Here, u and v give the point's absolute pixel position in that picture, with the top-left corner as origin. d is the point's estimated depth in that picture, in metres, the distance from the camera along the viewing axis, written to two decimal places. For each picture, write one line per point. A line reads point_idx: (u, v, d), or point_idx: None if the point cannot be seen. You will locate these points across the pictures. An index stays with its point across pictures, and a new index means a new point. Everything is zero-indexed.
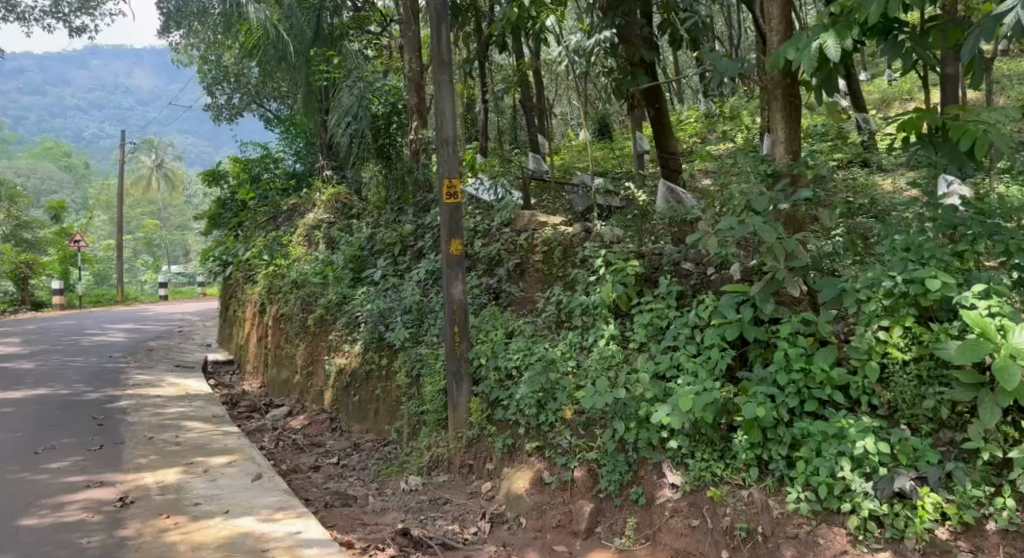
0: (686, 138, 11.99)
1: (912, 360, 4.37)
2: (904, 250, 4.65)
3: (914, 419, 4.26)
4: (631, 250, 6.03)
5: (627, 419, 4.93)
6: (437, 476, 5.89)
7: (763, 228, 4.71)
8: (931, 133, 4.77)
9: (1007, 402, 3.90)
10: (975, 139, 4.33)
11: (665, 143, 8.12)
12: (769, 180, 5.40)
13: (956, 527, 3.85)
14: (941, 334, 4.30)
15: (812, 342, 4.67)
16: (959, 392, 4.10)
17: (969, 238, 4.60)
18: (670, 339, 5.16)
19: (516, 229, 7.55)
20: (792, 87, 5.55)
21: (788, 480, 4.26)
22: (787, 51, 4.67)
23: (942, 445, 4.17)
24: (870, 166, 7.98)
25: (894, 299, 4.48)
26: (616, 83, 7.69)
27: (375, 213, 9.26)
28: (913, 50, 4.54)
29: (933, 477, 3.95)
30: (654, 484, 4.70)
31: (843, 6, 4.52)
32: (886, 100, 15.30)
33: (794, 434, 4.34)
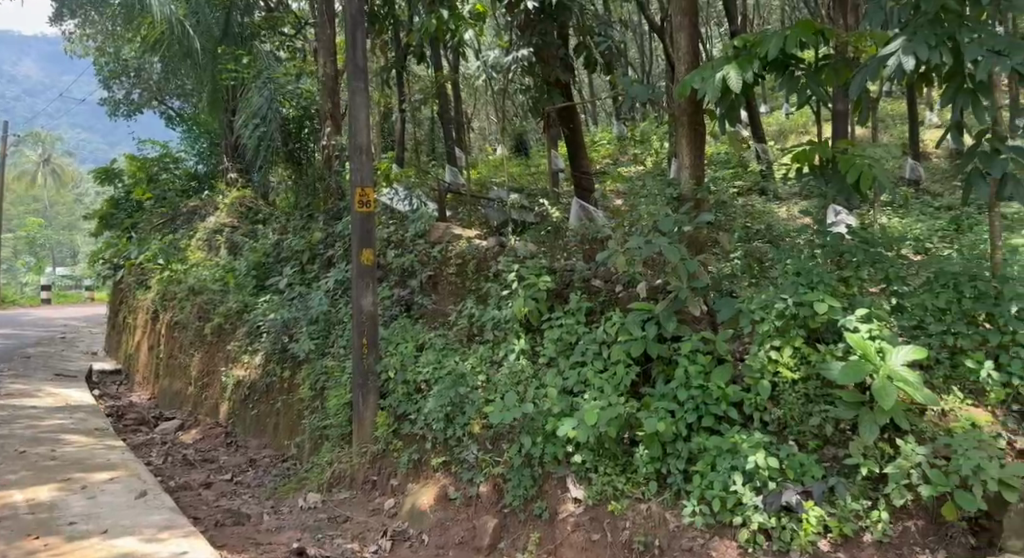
0: (599, 159, 12.31)
1: (800, 379, 4.58)
2: (795, 275, 4.88)
3: (801, 436, 4.46)
4: (544, 266, 6.07)
5: (534, 433, 4.98)
6: (338, 493, 5.74)
7: (668, 249, 4.87)
8: (823, 165, 5.05)
9: (883, 420, 4.13)
10: (860, 173, 4.62)
11: (578, 163, 8.29)
12: (674, 204, 5.61)
13: (836, 539, 4.01)
14: (826, 355, 4.54)
15: (711, 360, 4.81)
16: (841, 410, 4.33)
17: (853, 265, 4.90)
18: (578, 354, 5.22)
19: (430, 241, 7.49)
20: (697, 115, 5.77)
21: (685, 494, 4.39)
22: (693, 80, 4.87)
23: (826, 460, 4.37)
24: (768, 195, 8.42)
25: (785, 320, 4.68)
26: (532, 100, 7.82)
27: (282, 219, 9.04)
28: (807, 87, 4.83)
29: (817, 492, 4.14)
30: (557, 499, 4.75)
31: (744, 41, 4.81)
32: (782, 133, 16.22)
33: (692, 448, 4.49)
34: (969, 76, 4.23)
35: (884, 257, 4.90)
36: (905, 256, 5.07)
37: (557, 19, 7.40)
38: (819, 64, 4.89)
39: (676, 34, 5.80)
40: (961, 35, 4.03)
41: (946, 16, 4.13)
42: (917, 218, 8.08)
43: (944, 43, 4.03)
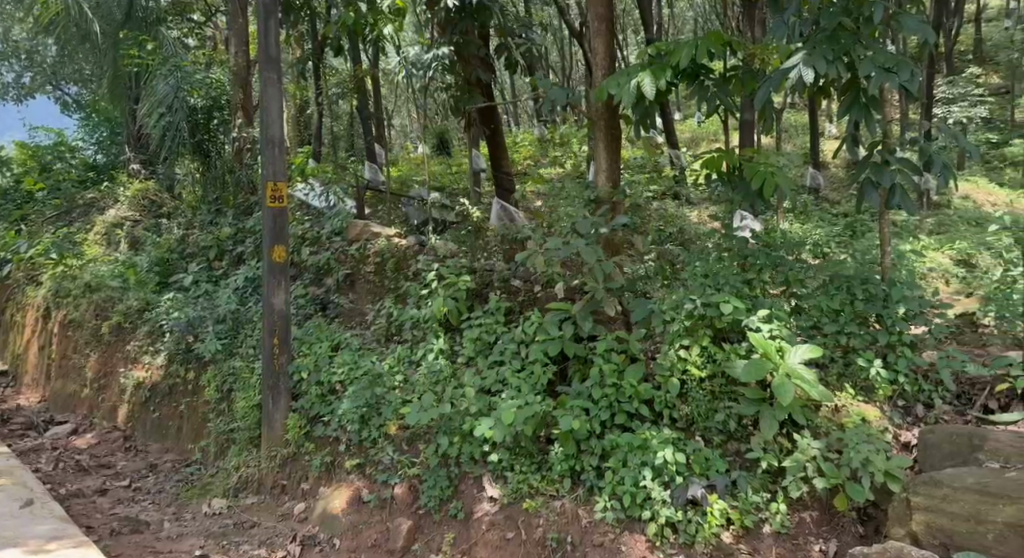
0: (520, 160, 12.39)
1: (707, 377, 4.72)
2: (703, 276, 5.10)
3: (707, 431, 4.63)
4: (464, 266, 6.04)
5: (451, 433, 4.97)
6: (245, 498, 5.56)
7: (585, 249, 4.94)
8: (730, 172, 5.23)
9: (783, 416, 4.31)
10: (764, 180, 4.84)
11: (499, 164, 8.32)
12: (591, 206, 5.66)
13: (738, 531, 4.21)
14: (731, 353, 4.67)
15: (624, 359, 4.91)
16: (745, 406, 4.50)
17: (757, 268, 5.13)
18: (496, 354, 5.24)
19: (347, 238, 7.31)
20: (613, 120, 5.88)
21: (597, 491, 4.48)
22: (609, 85, 4.96)
23: (730, 455, 4.57)
24: (681, 199, 8.70)
25: (693, 320, 4.82)
26: (452, 99, 7.74)
27: (189, 214, 8.68)
28: (716, 96, 5.03)
29: (720, 485, 4.31)
30: (473, 499, 4.75)
31: (658, 50, 4.93)
32: (694, 139, 16.77)
33: (605, 446, 4.57)
34: (863, 90, 4.46)
35: (784, 261, 5.14)
36: (804, 259, 5.31)
37: (477, 19, 7.40)
38: (728, 73, 5.07)
39: (593, 39, 5.90)
40: (855, 51, 4.26)
41: (842, 31, 4.36)
42: (817, 224, 8.52)
43: (840, 58, 4.25)
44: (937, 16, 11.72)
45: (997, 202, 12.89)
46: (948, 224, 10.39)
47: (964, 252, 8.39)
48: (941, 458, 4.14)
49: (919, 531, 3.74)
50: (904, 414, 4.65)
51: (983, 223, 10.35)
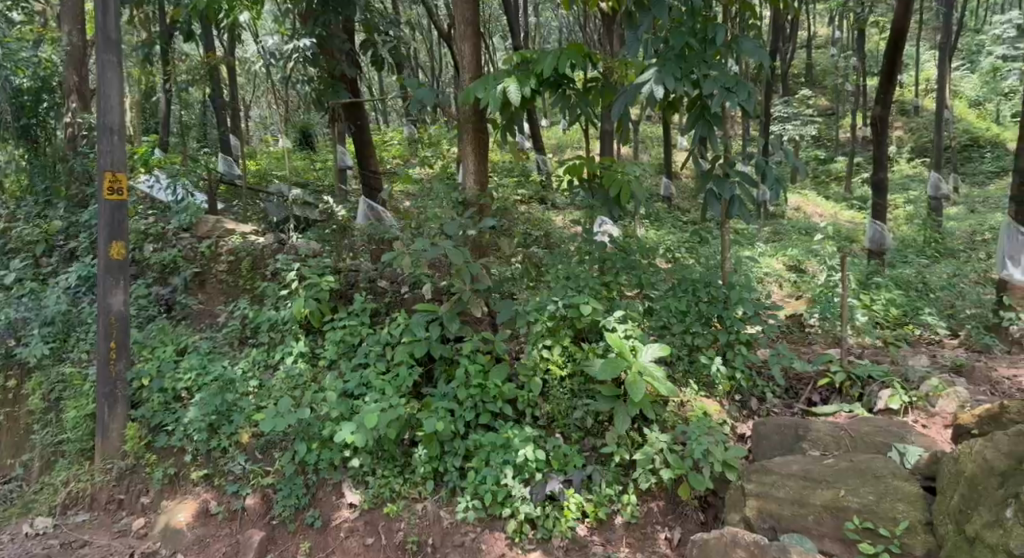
0: (388, 159, 12.26)
1: (567, 376, 4.85)
2: (565, 279, 5.24)
3: (566, 428, 4.77)
4: (327, 265, 5.85)
5: (309, 440, 4.81)
6: (74, 516, 5.07)
7: (452, 251, 4.92)
8: (591, 179, 5.42)
9: (635, 412, 4.50)
10: (621, 188, 5.08)
11: (365, 162, 8.16)
12: (459, 208, 5.66)
13: (592, 523, 4.41)
14: (589, 352, 4.82)
15: (489, 359, 4.95)
16: (600, 403, 4.63)
17: (614, 271, 5.31)
18: (360, 356, 5.12)
19: (196, 235, 6.96)
20: (481, 124, 5.91)
21: (459, 491, 4.54)
22: (476, 88, 4.99)
23: (587, 451, 4.72)
24: (547, 204, 8.94)
25: (555, 321, 4.93)
26: (316, 94, 7.41)
27: (12, 204, 7.86)
28: (577, 104, 5.14)
29: (577, 479, 4.50)
30: (331, 507, 4.65)
31: (523, 57, 5.02)
32: (559, 146, 17.30)
33: (468, 446, 4.62)
34: (706, 108, 4.77)
35: (640, 264, 5.37)
36: (657, 264, 5.55)
37: (341, 13, 7.22)
38: (588, 85, 5.25)
39: (459, 42, 5.91)
40: (700, 70, 4.54)
41: (689, 50, 4.64)
42: (668, 232, 9.05)
43: (687, 76, 4.53)
44: (774, 41, 12.75)
45: (825, 213, 14.22)
46: (783, 233, 11.36)
47: (796, 259, 9.18)
48: (770, 447, 4.50)
49: (753, 516, 3.98)
50: (740, 407, 5.03)
51: (812, 233, 11.38)
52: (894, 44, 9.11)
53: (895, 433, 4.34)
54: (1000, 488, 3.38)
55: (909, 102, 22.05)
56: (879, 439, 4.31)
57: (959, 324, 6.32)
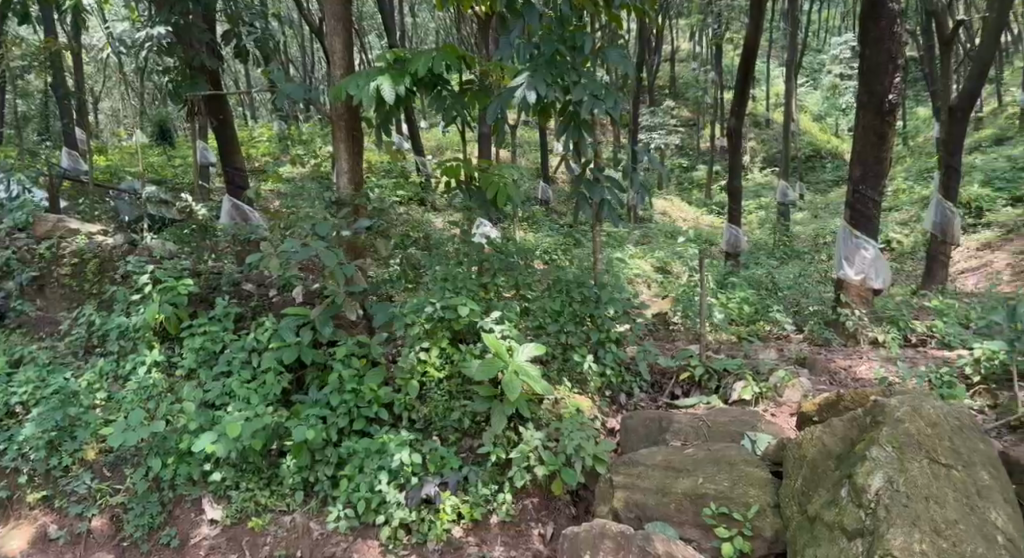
0: (256, 157, 11.75)
1: (445, 377, 4.81)
2: (442, 281, 5.18)
3: (443, 430, 4.73)
4: (185, 267, 5.51)
5: (165, 455, 4.54)
6: None
7: (324, 252, 4.73)
8: (469, 181, 5.42)
9: (511, 411, 4.51)
10: (498, 191, 5.11)
11: (229, 158, 7.75)
12: (332, 208, 5.47)
13: (468, 525, 4.38)
14: (467, 354, 4.78)
15: (365, 364, 4.84)
16: (478, 404, 4.63)
17: (491, 272, 5.36)
18: (223, 364, 4.84)
19: (35, 236, 6.41)
20: (354, 121, 5.72)
21: (330, 500, 4.43)
22: (348, 86, 4.84)
23: (464, 452, 4.71)
24: (425, 206, 8.89)
25: (433, 324, 4.85)
26: (172, 85, 6.96)
27: None
28: (452, 106, 5.13)
29: (453, 481, 4.47)
30: (189, 524, 4.41)
31: (396, 56, 4.92)
32: (437, 149, 17.26)
33: (340, 454, 4.50)
34: (575, 114, 4.89)
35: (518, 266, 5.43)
36: (533, 265, 5.64)
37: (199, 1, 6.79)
38: (464, 86, 5.23)
39: (330, 37, 5.71)
40: (570, 77, 4.66)
41: (560, 56, 4.73)
42: (542, 237, 9.24)
43: (558, 82, 4.64)
44: (640, 51, 13.27)
45: (688, 217, 15.00)
46: (651, 236, 11.89)
47: (663, 260, 9.63)
48: (637, 441, 4.69)
49: (620, 507, 4.15)
50: (610, 402, 5.23)
51: (676, 236, 11.97)
52: (746, 59, 9.72)
53: (747, 421, 4.64)
54: (836, 469, 3.68)
55: (761, 115, 23.66)
56: (733, 428, 4.60)
57: (803, 320, 6.86)
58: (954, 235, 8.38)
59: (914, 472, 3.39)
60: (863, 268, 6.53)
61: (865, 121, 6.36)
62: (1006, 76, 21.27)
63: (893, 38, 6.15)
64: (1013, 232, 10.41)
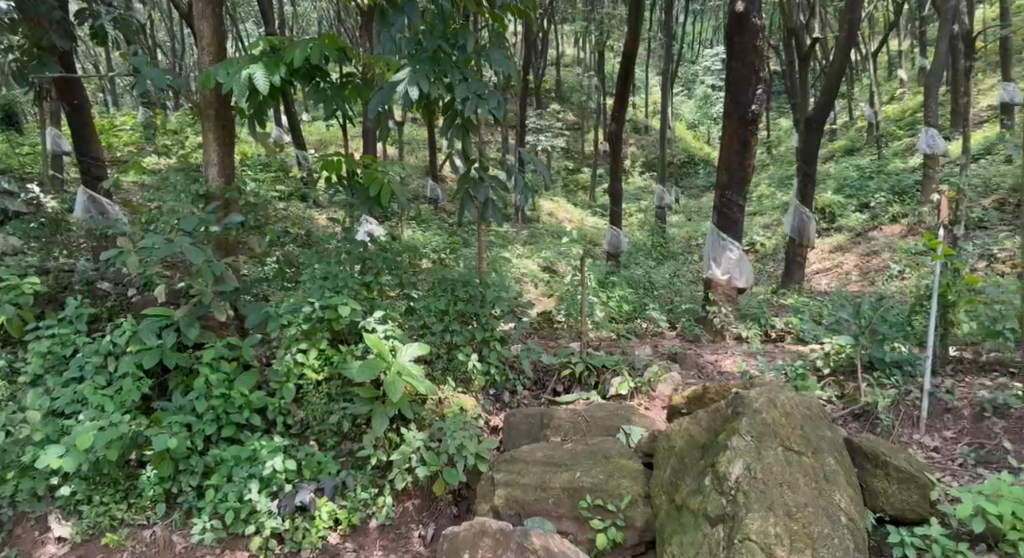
0: (118, 147, 10.97)
1: (324, 380, 4.64)
2: (322, 279, 4.94)
3: (321, 434, 4.59)
4: (31, 265, 5.09)
5: (4, 469, 4.13)
6: None
7: (190, 249, 4.45)
8: (350, 177, 5.28)
9: (392, 412, 4.43)
10: (381, 187, 4.97)
11: (85, 147, 7.18)
12: (199, 201, 5.18)
13: (345, 530, 4.30)
14: (347, 355, 4.64)
15: (236, 367, 4.60)
16: (357, 406, 4.50)
17: (376, 271, 5.14)
18: (73, 370, 4.48)
19: None
20: (224, 111, 5.40)
21: (196, 512, 4.22)
22: (217, 74, 4.60)
23: (342, 456, 4.58)
24: (307, 202, 8.63)
25: (311, 324, 4.67)
26: (17, 65, 6.38)
27: None
28: (332, 99, 4.98)
29: (329, 487, 4.35)
30: (32, 543, 4.08)
31: (268, 45, 4.71)
32: (319, 144, 16.78)
33: (208, 462, 4.28)
34: (458, 114, 4.87)
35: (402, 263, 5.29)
36: (417, 264, 5.54)
37: None
38: (344, 80, 5.09)
39: (197, 21, 5.41)
40: (452, 74, 4.60)
41: (442, 53, 4.66)
42: (427, 237, 9.18)
43: (440, 79, 4.59)
44: (525, 54, 13.45)
45: (573, 219, 15.36)
46: (536, 235, 12.08)
47: (548, 260, 9.80)
48: (517, 437, 4.75)
49: (500, 504, 4.15)
50: (494, 401, 5.26)
51: (561, 236, 12.22)
52: (625, 66, 10.03)
53: (623, 416, 4.78)
54: (701, 458, 3.89)
55: (641, 121, 24.56)
56: (611, 422, 4.73)
57: (676, 317, 7.18)
58: (809, 238, 9.02)
59: (769, 459, 3.62)
60: (728, 267, 6.90)
61: (730, 129, 6.73)
62: (856, 93, 23.20)
63: (755, 51, 6.56)
64: (861, 236, 11.37)
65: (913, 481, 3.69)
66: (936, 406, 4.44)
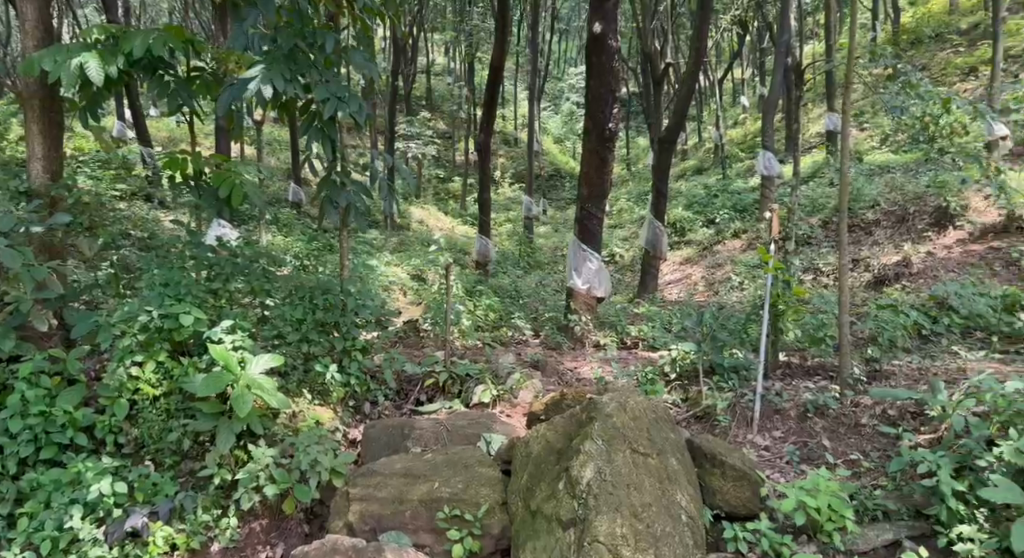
0: None
1: (163, 395, 4.34)
2: (163, 286, 4.56)
3: (158, 454, 4.29)
4: None
5: None
6: None
7: (4, 252, 4.00)
8: (199, 178, 4.98)
9: (239, 427, 4.20)
10: (232, 189, 4.67)
11: None
12: (20, 200, 4.71)
13: (183, 555, 4.01)
14: (189, 368, 4.33)
15: (59, 382, 4.24)
16: (200, 422, 4.24)
17: (222, 277, 4.80)
18: None
19: None
20: (52, 102, 4.94)
21: (5, 543, 3.81)
22: (42, 60, 4.19)
23: (182, 476, 4.31)
24: (154, 203, 8.07)
25: (148, 335, 4.35)
26: None
27: None
28: (176, 93, 4.65)
29: (164, 510, 4.08)
30: None
31: (106, 33, 4.38)
32: (172, 142, 15.78)
33: (21, 488, 3.94)
34: (317, 116, 4.69)
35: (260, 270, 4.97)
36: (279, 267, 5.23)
37: None
38: (192, 74, 4.79)
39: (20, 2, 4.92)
40: (310, 75, 4.46)
41: (299, 53, 4.51)
42: (288, 244, 8.86)
43: (297, 79, 4.39)
44: (394, 60, 13.31)
45: (443, 227, 15.35)
46: (405, 243, 11.95)
47: (416, 268, 9.73)
48: (377, 449, 4.64)
49: (353, 519, 4.04)
50: (353, 412, 5.11)
51: (429, 244, 12.16)
52: (493, 78, 10.14)
53: (484, 424, 4.82)
54: (556, 463, 3.96)
55: (510, 133, 24.98)
56: (471, 431, 4.73)
57: (540, 326, 7.33)
58: (662, 250, 9.51)
59: (619, 462, 3.75)
60: (589, 278, 7.11)
61: (589, 145, 6.97)
62: (705, 116, 24.81)
63: (611, 72, 6.85)
64: (708, 250, 12.18)
65: (745, 478, 3.95)
66: (768, 406, 4.81)
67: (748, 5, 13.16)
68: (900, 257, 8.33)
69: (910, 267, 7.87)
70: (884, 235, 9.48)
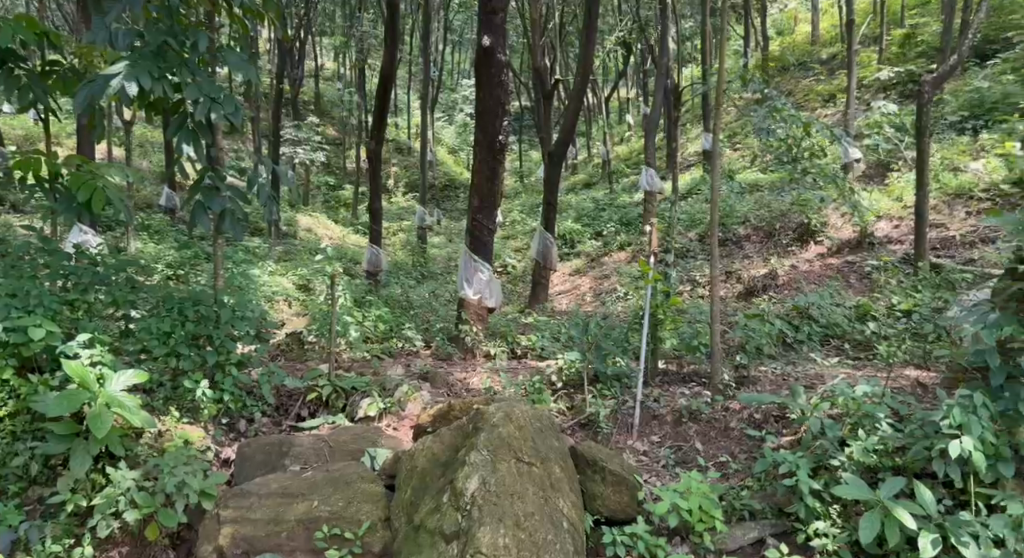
0: None
1: (8, 415, 4.09)
2: (9, 296, 4.23)
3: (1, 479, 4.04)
4: None
5: None
6: None
7: None
8: (54, 180, 4.59)
9: (97, 449, 3.92)
10: (93, 193, 4.30)
11: None
12: None
13: None
14: (39, 386, 4.04)
15: None
16: (51, 444, 3.93)
17: (79, 287, 4.44)
18: None
19: None
20: None
21: None
22: None
23: (29, 504, 4.01)
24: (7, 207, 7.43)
25: None
26: None
27: None
28: (29, 88, 4.30)
29: (4, 543, 3.80)
30: None
31: None
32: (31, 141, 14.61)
33: None
34: (190, 116, 4.44)
35: (125, 278, 4.61)
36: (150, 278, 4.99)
37: None
38: (45, 68, 4.44)
39: None
40: (181, 73, 4.20)
41: (169, 50, 4.28)
42: (161, 253, 8.39)
43: (166, 77, 4.15)
44: (279, 62, 12.90)
45: (332, 235, 14.99)
46: (290, 252, 11.58)
47: (301, 278, 9.44)
48: (252, 468, 4.43)
49: (225, 543, 3.82)
50: (227, 431, 4.87)
51: (316, 252, 11.85)
52: (383, 86, 10.02)
53: (369, 439, 4.72)
54: (442, 476, 3.94)
55: (402, 142, 24.76)
56: (355, 446, 4.63)
57: (430, 336, 7.27)
58: (552, 261, 9.68)
59: (503, 472, 3.76)
60: (480, 288, 7.12)
61: (479, 157, 7.00)
62: (593, 132, 25.58)
63: (500, 85, 6.93)
64: (595, 261, 12.54)
65: (623, 483, 4.08)
66: (646, 413, 4.99)
67: (632, 27, 13.67)
68: (769, 270, 8.89)
69: (777, 279, 8.39)
70: (754, 249, 10.08)
